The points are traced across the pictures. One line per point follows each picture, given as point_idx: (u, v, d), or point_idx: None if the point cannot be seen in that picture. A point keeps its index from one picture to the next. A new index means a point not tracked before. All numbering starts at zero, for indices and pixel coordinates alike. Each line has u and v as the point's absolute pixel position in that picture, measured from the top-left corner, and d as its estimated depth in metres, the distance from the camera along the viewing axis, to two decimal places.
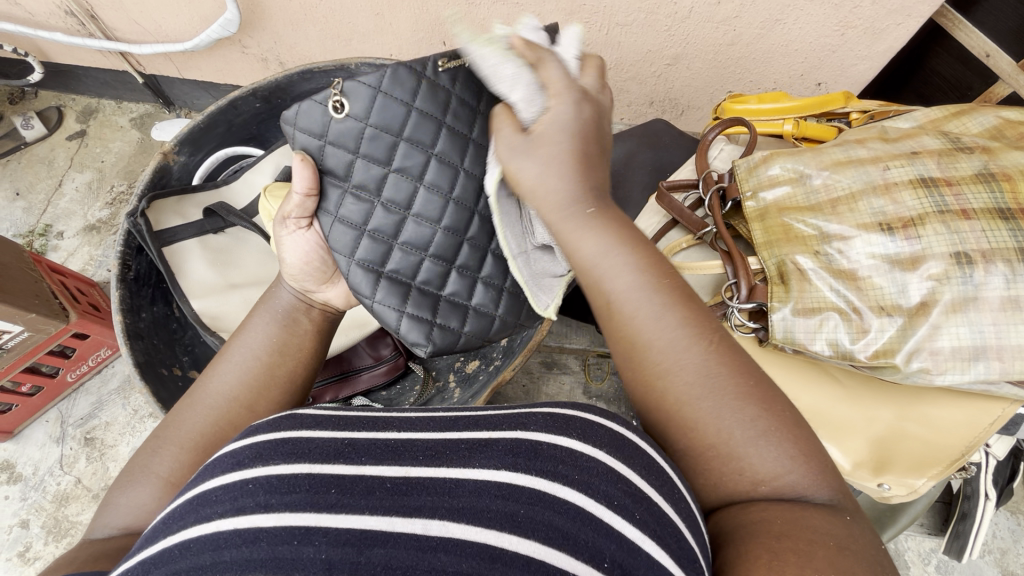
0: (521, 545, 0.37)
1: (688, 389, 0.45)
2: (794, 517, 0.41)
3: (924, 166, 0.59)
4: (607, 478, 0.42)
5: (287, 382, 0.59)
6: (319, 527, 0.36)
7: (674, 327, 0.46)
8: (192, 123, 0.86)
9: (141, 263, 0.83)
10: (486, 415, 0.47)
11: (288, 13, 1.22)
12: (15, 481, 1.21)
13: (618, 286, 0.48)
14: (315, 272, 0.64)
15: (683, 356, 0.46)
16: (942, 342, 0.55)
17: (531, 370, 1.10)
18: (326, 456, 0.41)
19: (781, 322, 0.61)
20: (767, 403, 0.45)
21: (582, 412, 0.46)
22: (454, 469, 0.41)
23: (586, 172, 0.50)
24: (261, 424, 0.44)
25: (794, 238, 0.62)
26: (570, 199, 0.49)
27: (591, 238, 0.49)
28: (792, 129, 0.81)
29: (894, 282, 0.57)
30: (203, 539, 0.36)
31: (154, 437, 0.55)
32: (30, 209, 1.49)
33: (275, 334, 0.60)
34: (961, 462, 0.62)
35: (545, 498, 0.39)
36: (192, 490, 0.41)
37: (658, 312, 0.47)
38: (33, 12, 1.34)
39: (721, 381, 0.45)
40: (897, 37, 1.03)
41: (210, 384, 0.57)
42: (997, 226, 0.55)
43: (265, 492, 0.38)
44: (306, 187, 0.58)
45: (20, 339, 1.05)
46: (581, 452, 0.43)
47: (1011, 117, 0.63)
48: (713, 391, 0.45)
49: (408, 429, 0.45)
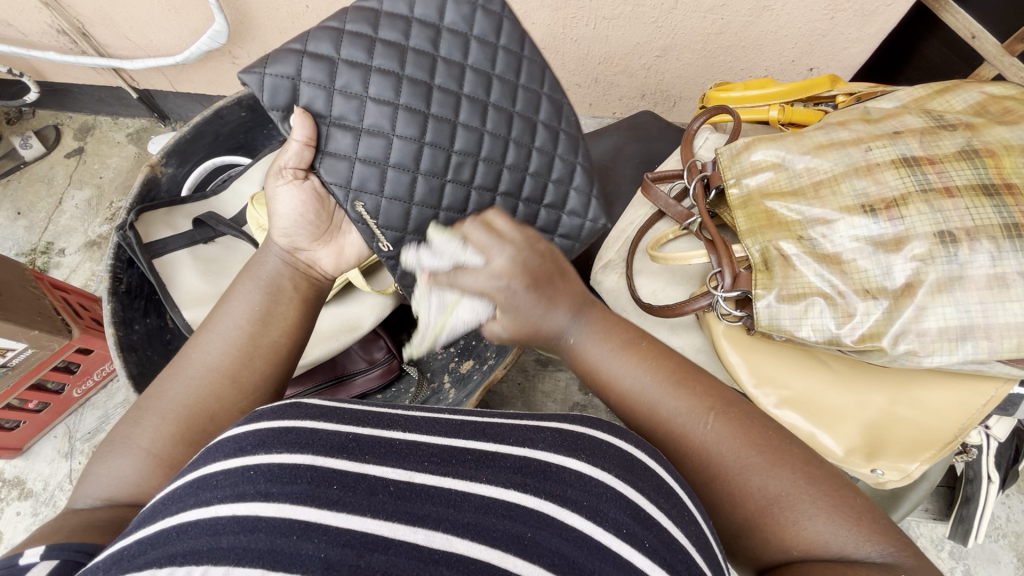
0: (526, 568, 0.36)
1: (713, 461, 0.48)
2: (829, 572, 0.42)
3: (907, 145, 0.58)
4: (615, 502, 0.41)
5: (272, 353, 0.59)
6: (319, 524, 0.35)
7: (681, 406, 0.50)
8: (178, 134, 0.86)
9: (133, 276, 0.83)
10: (492, 423, 0.47)
11: (275, 21, 1.23)
12: (26, 497, 1.22)
13: (632, 382, 0.52)
14: (308, 227, 0.69)
15: (696, 435, 0.49)
16: (929, 323, 0.54)
17: (527, 368, 1.09)
18: (329, 448, 0.41)
19: (766, 309, 0.60)
20: (788, 458, 0.47)
21: (590, 430, 0.47)
22: (460, 481, 0.41)
23: (558, 299, 0.53)
24: (265, 411, 0.44)
25: (777, 223, 0.61)
26: (560, 326, 0.54)
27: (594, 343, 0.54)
28: (778, 114, 0.79)
29: (879, 264, 0.56)
30: (202, 523, 0.35)
31: (137, 408, 0.55)
32: (31, 227, 1.50)
33: (260, 303, 0.60)
34: (954, 445, 0.62)
35: (553, 523, 0.39)
36: (192, 472, 0.40)
37: (663, 401, 0.50)
38: (26, 32, 1.35)
39: (743, 448, 0.47)
40: (888, 19, 1.02)
41: (193, 354, 0.57)
42: (981, 203, 0.54)
43: (267, 480, 0.38)
44: (305, 137, 0.65)
45: (25, 357, 1.06)
46: (590, 476, 0.43)
47: (995, 93, 0.62)
48: (740, 460, 0.47)
49: (419, 432, 0.45)
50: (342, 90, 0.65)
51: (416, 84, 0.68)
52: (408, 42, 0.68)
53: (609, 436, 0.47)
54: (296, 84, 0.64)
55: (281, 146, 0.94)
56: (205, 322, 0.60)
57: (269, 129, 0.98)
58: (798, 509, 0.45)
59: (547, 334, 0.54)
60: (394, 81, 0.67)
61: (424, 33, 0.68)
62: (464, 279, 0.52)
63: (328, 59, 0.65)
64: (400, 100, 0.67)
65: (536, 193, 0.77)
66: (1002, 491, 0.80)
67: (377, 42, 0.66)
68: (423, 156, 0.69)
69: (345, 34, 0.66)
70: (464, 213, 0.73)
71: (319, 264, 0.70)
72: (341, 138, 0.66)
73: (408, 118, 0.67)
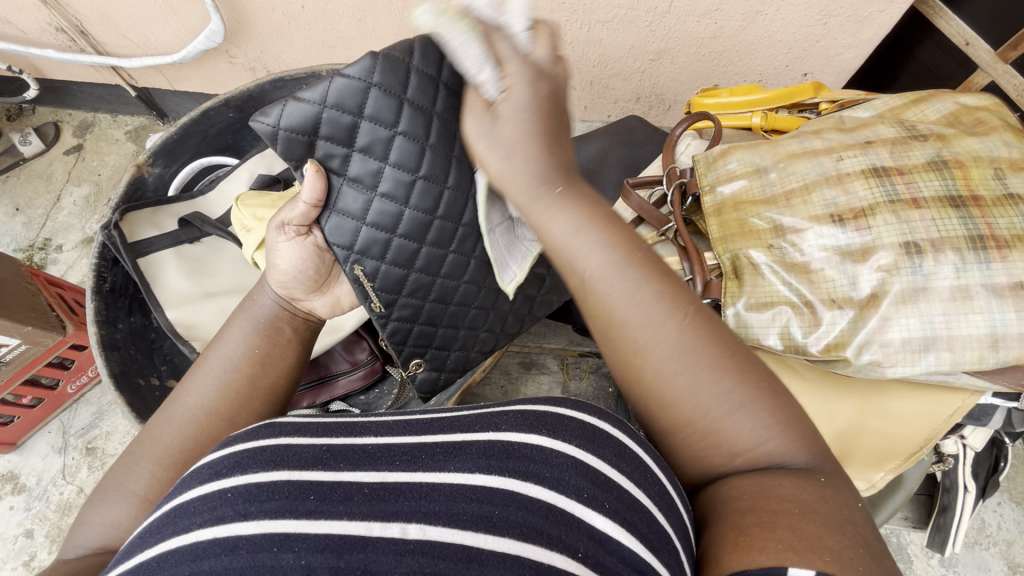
0: (497, 543, 0.37)
1: (663, 367, 0.43)
2: (760, 489, 0.40)
3: (877, 155, 0.58)
4: (576, 471, 0.41)
5: (268, 393, 0.58)
6: (298, 534, 0.36)
7: (646, 305, 0.43)
8: (164, 135, 0.86)
9: (117, 275, 0.84)
10: (458, 416, 0.46)
11: (271, 21, 1.23)
12: (19, 491, 1.23)
13: (589, 263, 0.44)
14: (307, 281, 0.65)
15: (657, 329, 0.43)
16: (892, 334, 0.54)
17: (509, 371, 1.09)
18: (305, 462, 0.41)
19: (734, 317, 0.61)
20: (746, 372, 0.43)
21: (552, 407, 0.46)
22: (430, 473, 0.41)
23: (551, 150, 0.44)
24: (240, 433, 0.43)
25: (748, 232, 0.62)
26: (541, 172, 0.44)
27: (556, 215, 0.44)
28: (760, 121, 0.79)
29: (846, 274, 0.56)
30: (181, 550, 0.36)
31: (129, 453, 0.54)
32: (29, 223, 1.51)
33: (257, 344, 0.59)
34: (919, 455, 0.63)
35: (517, 497, 0.39)
36: (169, 503, 0.40)
37: (630, 288, 0.43)
38: (25, 29, 1.36)
39: (694, 353, 0.43)
40: (881, 24, 1.02)
41: (184, 399, 0.56)
42: (947, 214, 0.54)
43: (244, 500, 0.37)
44: (313, 199, 0.59)
45: (18, 352, 1.07)
46: (552, 449, 0.42)
47: (968, 104, 0.62)
48: (689, 366, 0.43)
49: (386, 434, 0.44)
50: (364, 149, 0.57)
51: (439, 153, 0.61)
52: (435, 109, 0.59)
53: (571, 411, 0.46)
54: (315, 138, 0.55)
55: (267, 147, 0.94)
56: (195, 365, 0.59)
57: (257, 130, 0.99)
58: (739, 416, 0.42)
59: (526, 172, 0.44)
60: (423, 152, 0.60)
61: (453, 99, 0.60)
62: (501, 40, 0.44)
63: (349, 119, 0.55)
64: (420, 170, 0.61)
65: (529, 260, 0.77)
66: (981, 500, 0.80)
67: (403, 104, 0.57)
68: (431, 229, 0.65)
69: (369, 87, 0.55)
70: (460, 279, 0.72)
71: (317, 312, 0.68)
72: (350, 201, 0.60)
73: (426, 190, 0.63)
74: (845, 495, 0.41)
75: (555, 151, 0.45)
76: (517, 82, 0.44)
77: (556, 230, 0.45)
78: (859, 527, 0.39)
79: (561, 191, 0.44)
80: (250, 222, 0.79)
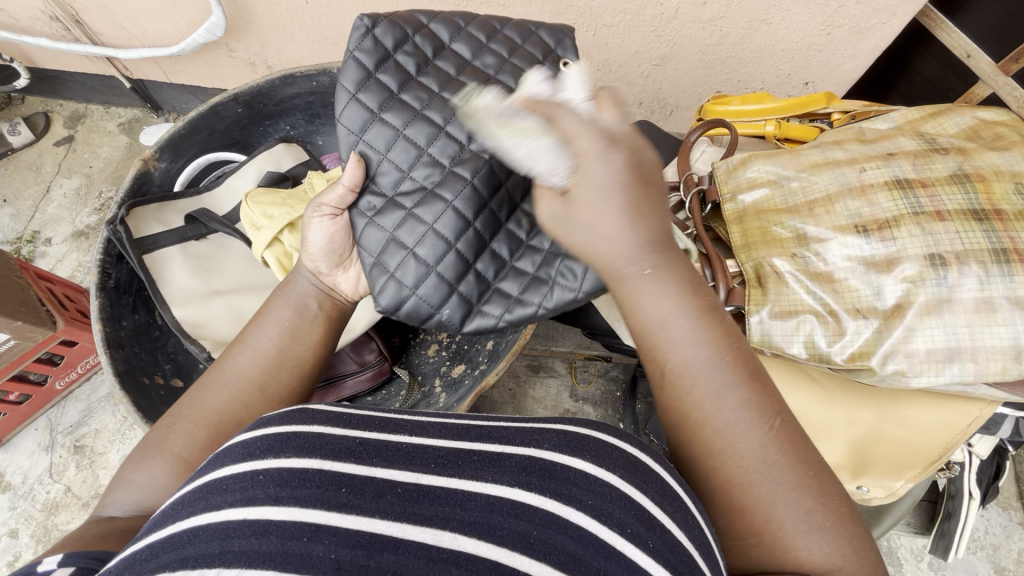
0: (534, 567, 0.35)
1: (744, 476, 0.42)
2: None
3: (900, 167, 0.59)
4: (620, 504, 0.40)
5: (297, 366, 0.59)
6: (329, 526, 0.35)
7: (733, 410, 0.43)
8: (172, 129, 0.85)
9: (122, 271, 0.82)
10: (500, 425, 0.46)
11: (274, 16, 1.21)
12: (4, 489, 1.20)
13: (680, 355, 0.45)
14: (332, 255, 0.66)
15: (739, 442, 0.43)
16: (918, 344, 0.54)
17: (518, 374, 1.09)
18: (336, 452, 0.40)
19: (758, 325, 0.61)
20: (827, 496, 0.42)
21: (597, 433, 0.45)
22: (464, 480, 0.40)
23: (642, 222, 0.46)
24: (273, 415, 0.43)
25: (771, 240, 0.62)
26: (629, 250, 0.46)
27: (658, 294, 0.45)
28: (774, 130, 0.80)
29: (870, 284, 0.57)
30: (212, 527, 0.34)
31: (169, 414, 0.55)
32: (17, 215, 1.48)
33: (290, 318, 0.61)
34: (939, 463, 0.63)
35: (558, 521, 0.38)
36: (202, 477, 0.39)
37: (720, 387, 0.44)
38: (18, 17, 1.33)
39: (782, 468, 0.42)
40: (883, 36, 1.03)
41: (226, 364, 0.57)
42: (971, 227, 0.55)
43: (276, 484, 0.37)
44: (352, 182, 0.64)
45: (7, 348, 1.04)
46: (596, 476, 0.41)
47: (987, 118, 0.63)
48: (771, 478, 0.42)
49: (420, 435, 0.44)
50: (435, 70, 0.68)
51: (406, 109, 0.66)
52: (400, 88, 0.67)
53: (616, 439, 0.45)
54: (444, 45, 0.70)
55: (276, 144, 0.94)
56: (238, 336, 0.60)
57: (264, 127, 0.98)
58: (803, 540, 0.41)
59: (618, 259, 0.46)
60: (409, 111, 0.66)
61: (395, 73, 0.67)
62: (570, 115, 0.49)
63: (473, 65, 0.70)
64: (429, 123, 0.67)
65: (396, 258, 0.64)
66: (983, 506, 0.82)
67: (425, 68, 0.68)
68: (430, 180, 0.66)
69: (448, 47, 0.70)
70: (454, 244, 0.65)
71: (340, 288, 0.68)
72: (507, 79, 0.69)
73: (445, 143, 0.66)
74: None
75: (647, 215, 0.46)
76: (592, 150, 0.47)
77: (651, 310, 0.46)
78: None
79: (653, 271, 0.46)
80: (261, 221, 0.79)
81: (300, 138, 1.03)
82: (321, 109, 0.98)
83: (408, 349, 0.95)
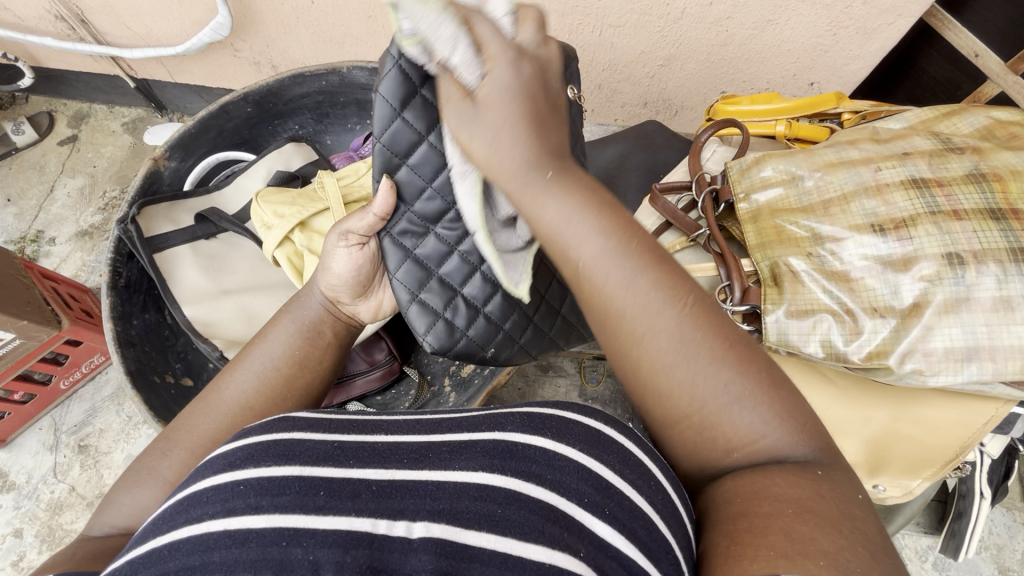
0: (499, 543, 0.35)
1: (661, 358, 0.40)
2: (753, 490, 0.37)
3: (915, 166, 0.59)
4: (578, 475, 0.40)
5: (303, 393, 0.58)
6: (307, 529, 0.35)
7: (642, 294, 0.40)
8: (183, 128, 0.85)
9: (132, 270, 0.82)
10: (465, 415, 0.45)
11: (280, 16, 1.22)
12: (8, 489, 1.20)
13: (582, 247, 0.41)
14: (355, 286, 0.65)
15: (654, 326, 0.40)
16: (935, 343, 0.55)
17: (527, 373, 1.10)
18: (316, 458, 0.39)
19: (774, 324, 0.61)
20: (746, 364, 0.40)
21: (560, 410, 0.44)
22: (436, 471, 0.40)
23: (537, 136, 0.42)
24: (254, 426, 0.42)
25: (786, 240, 0.62)
26: (522, 157, 0.41)
27: (550, 197, 0.42)
28: (784, 129, 0.80)
29: (887, 283, 0.57)
30: (193, 540, 0.35)
31: (163, 439, 0.54)
32: (21, 214, 1.47)
33: (298, 345, 0.60)
34: (955, 462, 0.64)
35: (520, 497, 0.38)
36: (183, 490, 0.39)
37: (620, 278, 0.40)
38: (23, 16, 1.33)
39: (698, 342, 0.40)
40: (888, 37, 1.03)
41: (225, 389, 0.55)
42: (988, 226, 0.55)
43: (256, 494, 0.37)
44: (383, 211, 0.60)
45: (12, 347, 1.04)
46: (555, 451, 0.41)
47: (1002, 118, 0.63)
48: (689, 357, 0.40)
49: (397, 432, 0.43)
50: None
51: None
52: None
53: (578, 414, 0.45)
54: None
55: (286, 143, 0.94)
56: (237, 359, 0.59)
57: (274, 126, 0.98)
58: (731, 411, 0.39)
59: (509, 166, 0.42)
60: None
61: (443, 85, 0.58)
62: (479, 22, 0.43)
63: None
64: None
65: (439, 302, 0.64)
66: (993, 506, 0.82)
67: None
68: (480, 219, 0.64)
69: None
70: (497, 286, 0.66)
71: (359, 316, 0.68)
72: None
73: None
74: (846, 487, 0.38)
75: (541, 134, 0.42)
76: (501, 63, 0.42)
77: (548, 219, 0.42)
78: (864, 530, 0.35)
79: (550, 176, 0.41)
80: (272, 221, 0.79)
81: (308, 138, 1.03)
82: (330, 108, 0.98)
83: (418, 348, 0.95)
